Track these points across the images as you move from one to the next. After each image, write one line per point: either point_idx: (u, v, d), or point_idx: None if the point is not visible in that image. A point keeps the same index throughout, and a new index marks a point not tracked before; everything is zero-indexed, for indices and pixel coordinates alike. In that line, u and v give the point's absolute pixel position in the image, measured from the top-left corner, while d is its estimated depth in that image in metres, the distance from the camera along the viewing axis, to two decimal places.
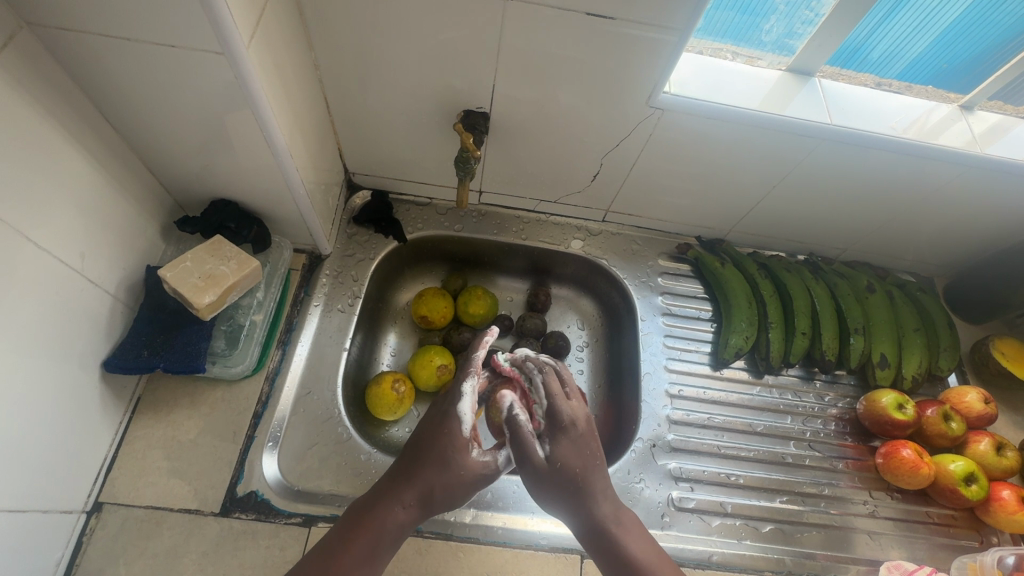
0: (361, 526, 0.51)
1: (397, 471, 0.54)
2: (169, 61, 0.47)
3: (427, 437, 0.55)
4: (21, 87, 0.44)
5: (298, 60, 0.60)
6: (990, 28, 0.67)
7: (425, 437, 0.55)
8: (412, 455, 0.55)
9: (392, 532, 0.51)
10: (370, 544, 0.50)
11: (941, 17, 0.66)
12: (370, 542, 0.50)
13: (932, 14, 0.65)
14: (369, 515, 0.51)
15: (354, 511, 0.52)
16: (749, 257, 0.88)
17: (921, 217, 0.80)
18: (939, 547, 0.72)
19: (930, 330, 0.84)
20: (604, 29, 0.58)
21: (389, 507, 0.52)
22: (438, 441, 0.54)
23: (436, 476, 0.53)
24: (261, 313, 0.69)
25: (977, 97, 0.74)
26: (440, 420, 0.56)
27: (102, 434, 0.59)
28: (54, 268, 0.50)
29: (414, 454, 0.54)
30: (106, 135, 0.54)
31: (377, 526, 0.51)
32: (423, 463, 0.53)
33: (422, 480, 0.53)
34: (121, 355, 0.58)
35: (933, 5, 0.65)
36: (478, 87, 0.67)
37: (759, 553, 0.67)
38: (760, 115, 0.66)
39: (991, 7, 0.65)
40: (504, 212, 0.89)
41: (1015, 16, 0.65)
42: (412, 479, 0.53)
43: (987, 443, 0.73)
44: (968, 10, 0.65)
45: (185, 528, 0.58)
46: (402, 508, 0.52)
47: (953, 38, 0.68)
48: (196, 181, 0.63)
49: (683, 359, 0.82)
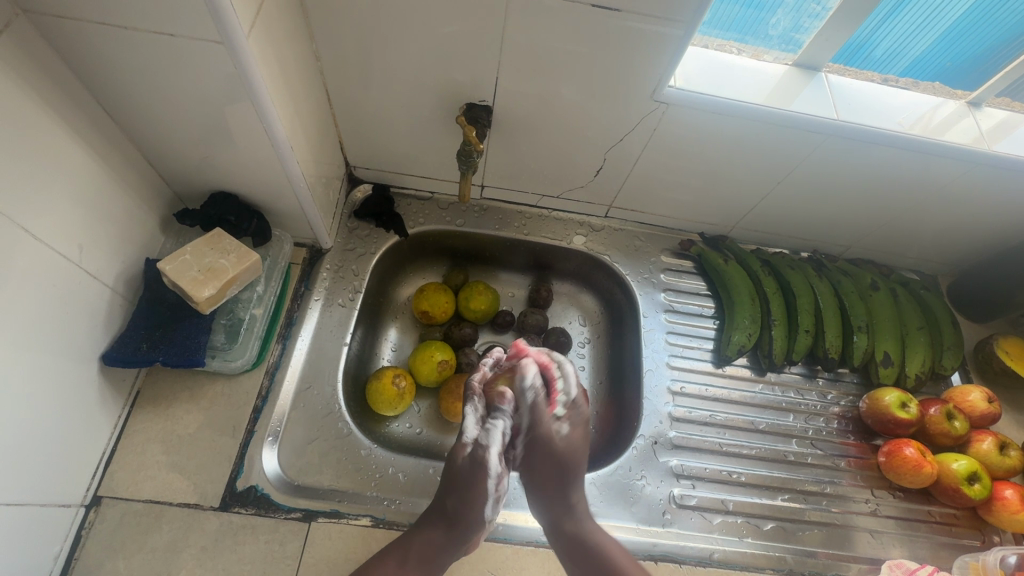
0: (395, 557, 0.54)
1: (430, 512, 0.57)
2: (169, 50, 0.46)
3: (456, 469, 0.57)
4: (17, 76, 0.44)
5: (299, 52, 0.60)
6: (995, 26, 0.66)
7: (453, 473, 0.57)
8: (438, 499, 0.57)
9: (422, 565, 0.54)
10: (400, 574, 0.53)
11: (945, 14, 0.65)
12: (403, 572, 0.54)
13: (936, 11, 0.65)
14: (405, 544, 0.55)
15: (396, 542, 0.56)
16: (752, 254, 0.88)
17: (926, 215, 0.80)
18: (940, 546, 0.71)
19: (933, 328, 0.83)
20: (610, 22, 0.57)
21: (423, 538, 0.55)
22: (468, 497, 0.56)
23: (456, 522, 0.56)
24: (260, 308, 0.68)
25: (984, 93, 0.73)
26: (461, 469, 0.57)
27: (101, 428, 0.59)
28: (52, 260, 0.49)
29: (440, 498, 0.57)
30: (104, 126, 0.54)
31: (412, 558, 0.54)
32: (451, 504, 0.56)
33: (449, 522, 0.56)
34: (120, 348, 0.57)
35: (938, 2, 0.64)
36: (481, 80, 0.66)
37: (761, 551, 0.67)
38: (766, 111, 0.65)
39: (996, 5, 0.64)
40: (506, 207, 0.88)
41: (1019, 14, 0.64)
42: (443, 519, 0.56)
43: (990, 442, 0.73)
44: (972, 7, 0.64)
45: (184, 522, 0.58)
46: (432, 545, 0.55)
47: (957, 35, 0.68)
48: (195, 173, 0.63)
49: (685, 356, 0.81)
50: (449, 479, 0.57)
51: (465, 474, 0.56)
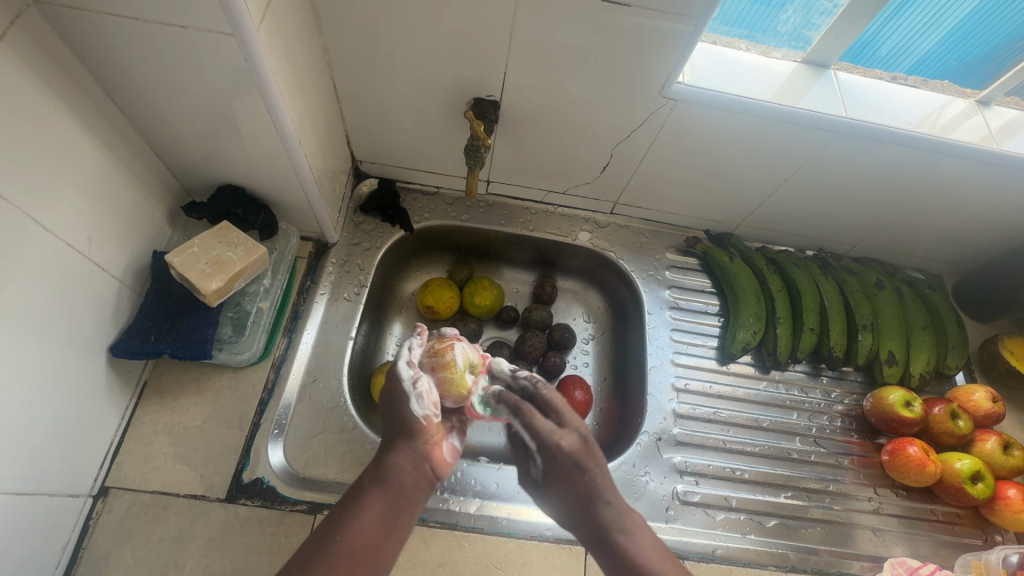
0: (366, 493, 0.45)
1: (383, 445, 0.49)
2: (179, 43, 0.46)
3: (388, 397, 0.52)
4: (28, 67, 0.44)
5: (307, 45, 0.59)
6: (1003, 25, 0.66)
7: (387, 397, 0.52)
8: (385, 431, 0.50)
9: (399, 494, 0.45)
10: (377, 512, 0.44)
11: (952, 13, 0.65)
12: (380, 509, 0.44)
13: (942, 9, 0.65)
14: (375, 481, 0.46)
15: (359, 481, 0.47)
16: (758, 252, 0.88)
17: (933, 214, 0.80)
18: (942, 544, 0.72)
19: (938, 327, 0.83)
20: (619, 17, 0.57)
21: (392, 468, 0.47)
22: (399, 409, 0.50)
23: (412, 442, 0.49)
24: (267, 301, 0.68)
25: (995, 93, 0.72)
26: (389, 386, 0.52)
27: (109, 419, 0.59)
28: (61, 252, 0.50)
29: (386, 427, 0.50)
30: (112, 118, 0.54)
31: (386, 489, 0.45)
32: (399, 425, 0.50)
33: (409, 444, 0.49)
34: (128, 340, 0.58)
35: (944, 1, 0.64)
36: (489, 74, 0.66)
37: (763, 548, 0.67)
38: (775, 108, 0.65)
39: (1003, 3, 0.64)
40: (511, 203, 0.88)
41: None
42: (400, 444, 0.49)
43: (993, 441, 0.73)
44: (979, 6, 0.64)
45: (191, 513, 0.58)
46: (400, 469, 0.47)
47: (965, 33, 0.67)
48: (203, 166, 0.63)
49: (689, 353, 0.81)
50: (386, 405, 0.52)
51: (399, 389, 0.51)
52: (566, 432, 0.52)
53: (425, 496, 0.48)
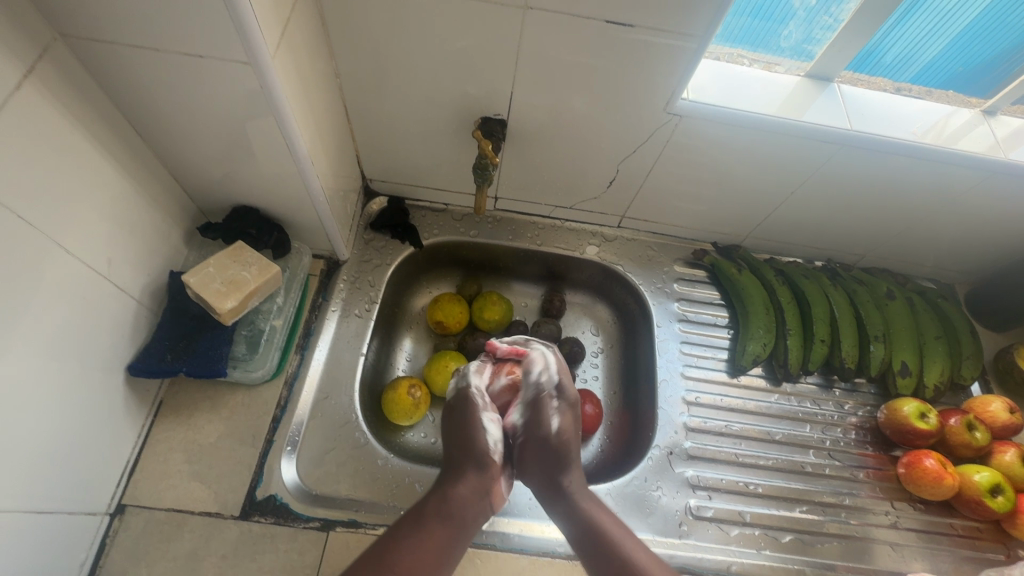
0: (429, 520, 0.52)
1: (450, 474, 0.58)
2: (197, 70, 0.48)
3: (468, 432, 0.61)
4: (55, 98, 0.45)
5: (320, 69, 0.61)
6: (1007, 31, 0.66)
7: (461, 435, 0.61)
8: (455, 460, 0.59)
9: (459, 526, 0.54)
10: (438, 538, 0.51)
11: (958, 17, 0.66)
12: (443, 537, 0.52)
13: (945, 16, 0.66)
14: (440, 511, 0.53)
15: (423, 507, 0.54)
16: (766, 263, 0.88)
17: (942, 222, 0.79)
18: (963, 560, 0.70)
19: (952, 337, 0.83)
20: (622, 35, 0.58)
21: (456, 500, 0.55)
22: (472, 436, 0.60)
23: (479, 475, 0.58)
24: (280, 319, 0.69)
25: (1000, 101, 0.72)
26: (460, 408, 0.63)
27: (126, 437, 0.60)
28: (83, 274, 0.51)
29: (455, 457, 0.59)
30: (132, 142, 0.56)
31: (447, 518, 0.53)
32: (469, 456, 0.59)
33: (475, 476, 0.58)
34: (145, 359, 0.59)
35: (949, 7, 0.65)
36: (495, 93, 0.68)
37: (779, 564, 0.66)
38: (780, 122, 0.66)
39: (1009, 8, 0.64)
40: (519, 218, 0.89)
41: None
42: (466, 473, 0.58)
43: (1013, 453, 0.71)
44: (983, 13, 0.65)
45: (206, 531, 0.59)
46: (465, 508, 0.55)
47: (969, 40, 0.68)
48: (218, 187, 0.64)
49: (699, 366, 0.81)
50: (455, 434, 0.61)
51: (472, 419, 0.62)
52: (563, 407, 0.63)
53: (475, 529, 0.56)
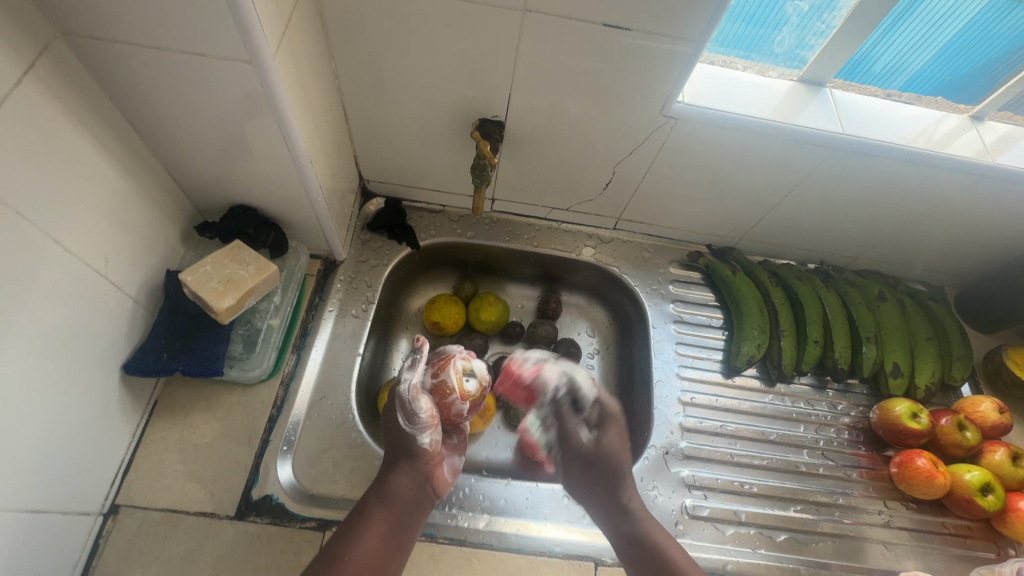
0: (371, 509, 0.56)
1: (387, 465, 0.61)
2: (197, 69, 0.48)
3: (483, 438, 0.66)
4: (54, 95, 0.45)
5: (320, 70, 0.62)
6: (991, 41, 0.68)
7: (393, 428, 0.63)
8: (389, 453, 0.62)
9: (401, 510, 0.57)
10: (381, 524, 0.56)
11: (944, 28, 0.67)
12: (388, 525, 0.56)
13: (933, 26, 0.67)
14: (380, 498, 0.57)
15: (366, 499, 0.58)
16: (760, 265, 0.89)
17: (933, 225, 0.81)
18: (954, 558, 0.71)
19: (942, 338, 0.84)
20: (619, 39, 0.59)
21: (394, 487, 0.59)
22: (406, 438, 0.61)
23: (414, 463, 0.60)
24: (277, 318, 0.69)
25: (987, 107, 0.74)
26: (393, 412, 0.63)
27: (120, 436, 0.59)
28: (80, 272, 0.51)
29: (392, 451, 0.62)
30: (131, 140, 0.55)
31: (387, 504, 0.57)
32: (404, 451, 0.61)
33: (410, 466, 0.60)
34: (141, 357, 0.58)
35: (937, 17, 0.66)
36: (493, 95, 0.68)
37: (774, 563, 0.67)
38: (774, 125, 0.67)
39: (993, 19, 0.66)
40: (515, 219, 0.89)
41: (1015, 29, 0.66)
42: (402, 464, 0.60)
43: (1002, 452, 0.72)
44: (970, 23, 0.67)
45: (201, 531, 0.58)
46: (403, 494, 0.59)
47: (956, 50, 0.70)
48: (215, 186, 0.64)
49: (695, 366, 0.82)
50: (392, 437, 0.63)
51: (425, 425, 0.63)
52: (598, 431, 0.68)
53: (424, 510, 0.60)
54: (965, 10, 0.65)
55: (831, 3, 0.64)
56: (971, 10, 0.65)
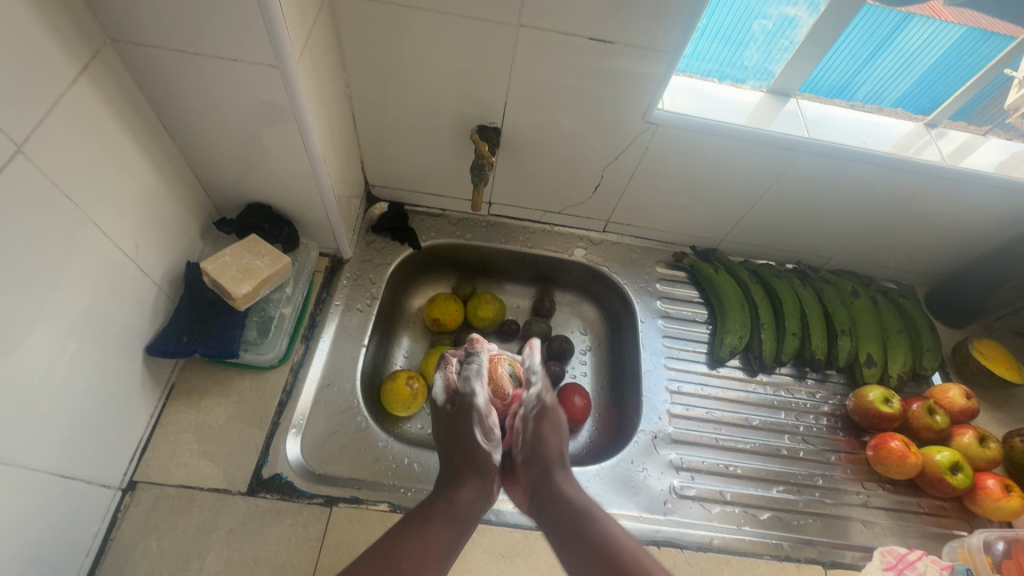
0: (434, 520, 0.53)
1: (452, 475, 0.59)
2: (228, 74, 0.54)
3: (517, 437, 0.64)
4: (101, 95, 0.51)
5: (334, 79, 0.68)
6: (958, 67, 0.76)
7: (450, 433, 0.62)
8: (453, 462, 0.61)
9: (463, 528, 0.54)
10: (443, 538, 0.52)
11: (914, 56, 0.75)
12: (446, 537, 0.52)
13: (905, 54, 0.75)
14: (444, 511, 0.55)
15: (430, 510, 0.55)
16: (741, 265, 0.94)
17: (897, 226, 0.87)
18: (930, 536, 0.74)
19: (913, 330, 0.89)
20: (604, 52, 0.65)
21: (459, 502, 0.56)
22: (468, 440, 0.61)
23: (479, 478, 0.59)
24: (289, 308, 0.74)
25: (939, 116, 0.81)
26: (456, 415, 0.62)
27: (140, 416, 0.63)
28: (114, 256, 0.55)
29: (455, 460, 0.61)
30: (162, 140, 0.61)
31: (453, 520, 0.54)
32: (470, 462, 0.60)
33: (475, 478, 0.59)
34: (163, 340, 0.63)
35: (912, 47, 0.74)
36: (491, 104, 0.74)
37: (758, 539, 0.70)
38: (747, 130, 0.73)
39: (960, 52, 0.74)
40: (511, 223, 0.95)
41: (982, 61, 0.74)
42: (468, 477, 0.59)
43: (970, 435, 0.77)
44: (942, 56, 0.75)
45: (214, 506, 0.61)
46: (466, 506, 0.56)
47: (925, 72, 0.77)
48: (234, 186, 0.69)
49: (681, 358, 0.86)
50: (448, 432, 0.63)
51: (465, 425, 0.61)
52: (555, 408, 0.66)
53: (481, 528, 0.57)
54: (939, 43, 0.73)
55: (793, 22, 0.71)
56: (946, 42, 0.73)
